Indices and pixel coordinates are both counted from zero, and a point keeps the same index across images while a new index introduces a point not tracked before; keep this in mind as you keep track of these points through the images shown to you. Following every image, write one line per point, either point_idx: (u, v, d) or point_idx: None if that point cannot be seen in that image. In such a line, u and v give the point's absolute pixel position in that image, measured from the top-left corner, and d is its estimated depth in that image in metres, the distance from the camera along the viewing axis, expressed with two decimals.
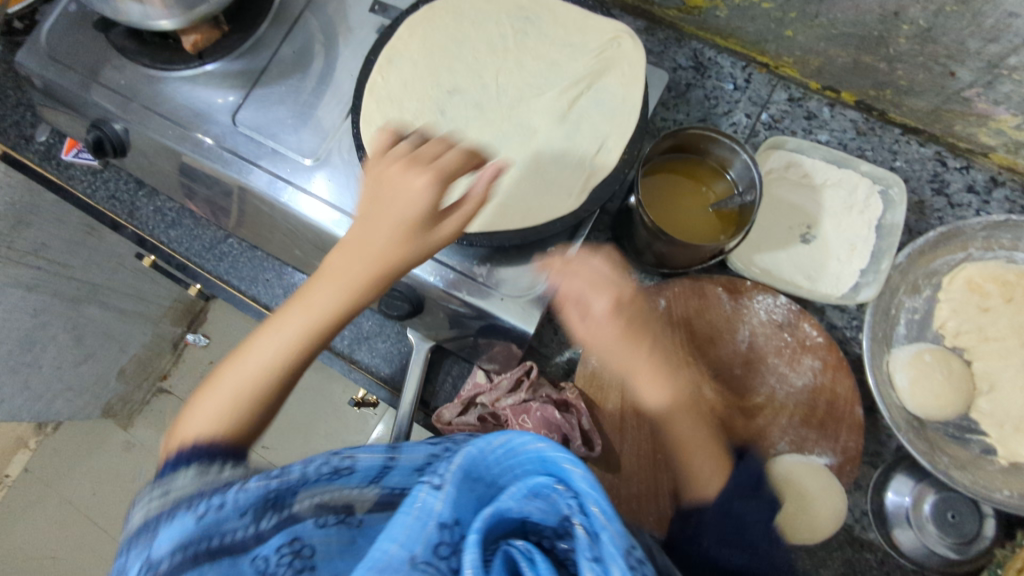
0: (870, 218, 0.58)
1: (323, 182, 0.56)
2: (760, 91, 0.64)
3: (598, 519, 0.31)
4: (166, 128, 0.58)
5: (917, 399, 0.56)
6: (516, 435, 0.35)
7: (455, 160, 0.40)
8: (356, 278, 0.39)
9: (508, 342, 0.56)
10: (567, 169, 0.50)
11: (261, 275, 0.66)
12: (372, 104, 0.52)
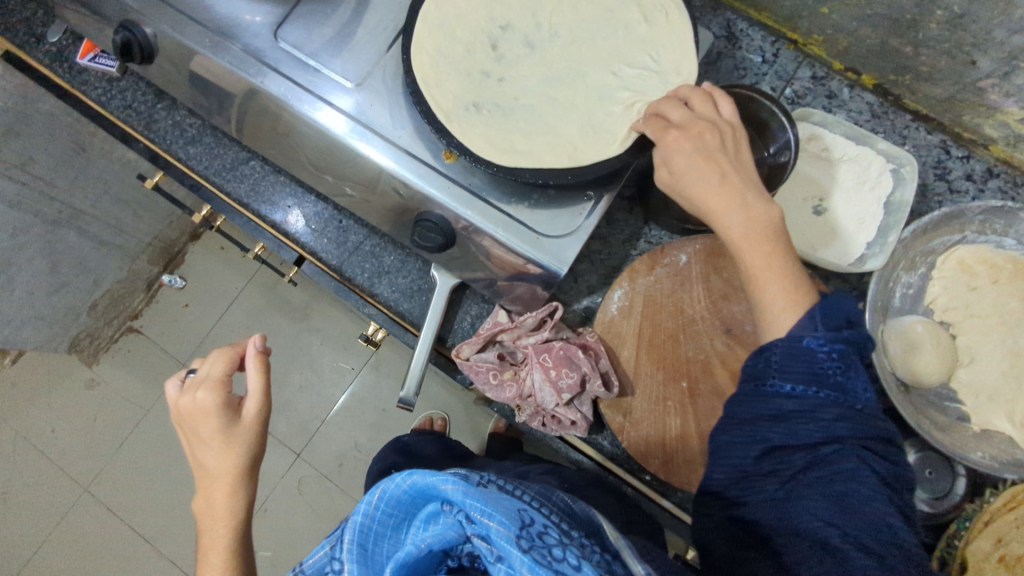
0: (880, 194, 0.61)
1: (366, 107, 0.54)
2: (786, 66, 0.67)
3: (483, 521, 0.39)
4: (192, 33, 0.54)
5: (908, 367, 0.59)
6: (386, 484, 0.43)
7: (204, 375, 0.53)
8: (226, 480, 0.50)
9: (535, 283, 0.56)
10: (613, 114, 0.52)
11: (282, 201, 0.65)
12: (425, 31, 0.53)
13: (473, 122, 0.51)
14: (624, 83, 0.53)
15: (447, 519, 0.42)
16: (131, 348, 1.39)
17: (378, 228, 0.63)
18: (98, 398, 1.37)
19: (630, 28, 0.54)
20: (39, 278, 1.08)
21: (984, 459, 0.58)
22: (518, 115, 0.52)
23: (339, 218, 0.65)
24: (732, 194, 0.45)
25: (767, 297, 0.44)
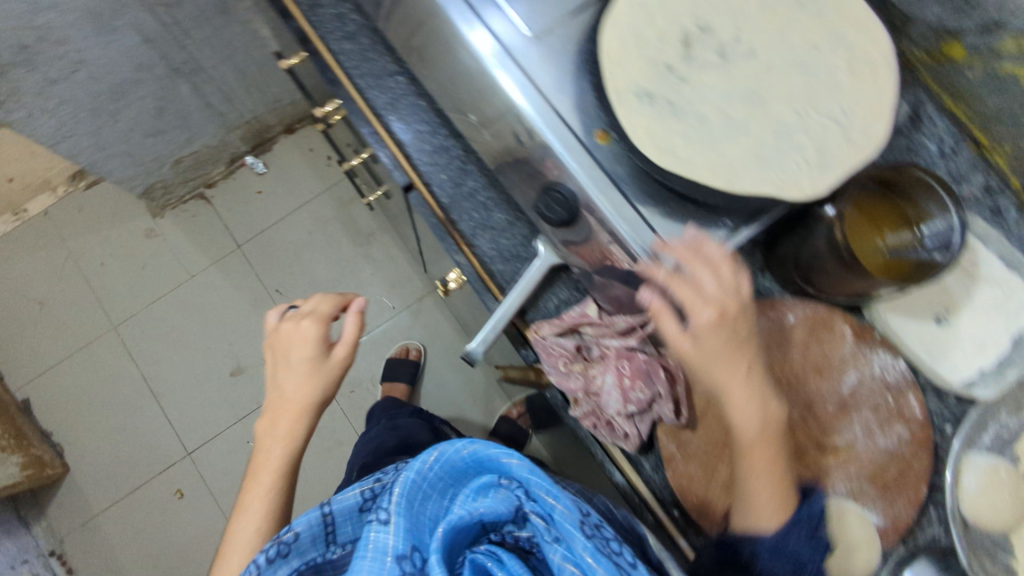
0: (1010, 328, 0.57)
1: (537, 61, 0.53)
2: (960, 166, 0.62)
3: (549, 504, 0.46)
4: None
5: (974, 506, 0.55)
6: (445, 448, 0.49)
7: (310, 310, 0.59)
8: (297, 409, 0.56)
9: (639, 288, 0.54)
10: (783, 149, 0.49)
11: (415, 123, 0.64)
12: (626, 9, 0.52)
13: (640, 112, 0.50)
14: (805, 125, 0.49)
15: (501, 494, 0.47)
16: (196, 213, 1.41)
17: (500, 183, 0.61)
18: (151, 248, 1.39)
19: (832, 75, 0.50)
20: (143, 116, 1.10)
21: None
22: (684, 120, 0.50)
23: (463, 158, 0.63)
24: (754, 397, 0.51)
25: (762, 498, 0.51)
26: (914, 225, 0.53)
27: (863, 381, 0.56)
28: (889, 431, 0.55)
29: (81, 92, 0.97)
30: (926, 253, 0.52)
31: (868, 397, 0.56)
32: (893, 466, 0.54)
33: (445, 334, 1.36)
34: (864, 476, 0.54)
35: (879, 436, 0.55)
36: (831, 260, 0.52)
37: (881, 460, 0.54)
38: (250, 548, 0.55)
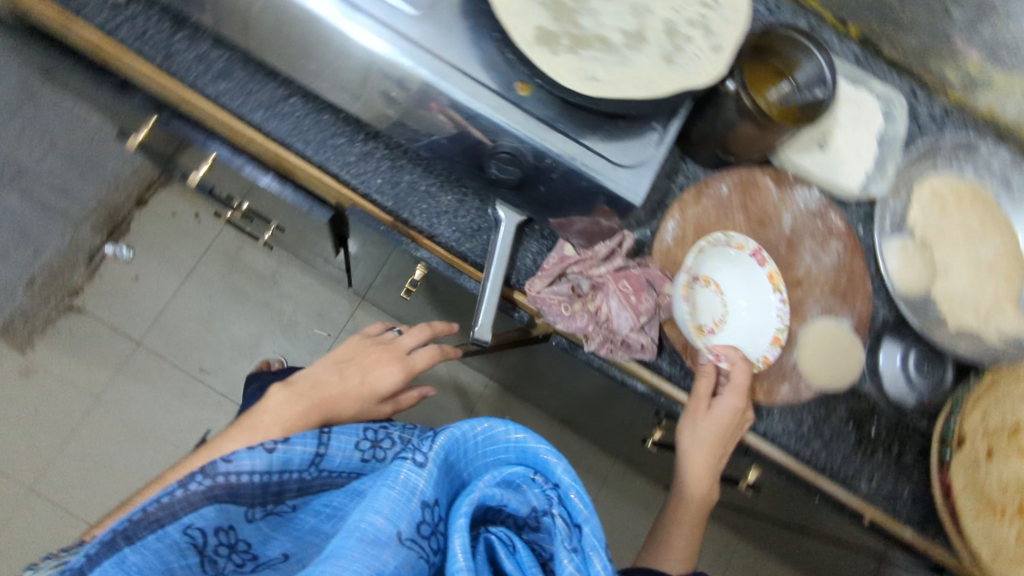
0: (874, 130, 0.69)
1: (431, 34, 0.55)
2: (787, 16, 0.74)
3: (584, 514, 0.51)
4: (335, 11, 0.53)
5: (900, 280, 0.68)
6: (502, 426, 0.55)
7: (421, 356, 0.72)
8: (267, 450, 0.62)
9: (602, 212, 0.59)
10: (666, 72, 0.55)
11: (331, 140, 0.62)
12: None
13: (553, 59, 0.53)
14: (685, 20, 0.57)
15: (536, 492, 0.53)
16: (72, 328, 1.27)
17: (439, 166, 0.63)
18: (33, 391, 1.23)
19: None
20: None
21: (967, 351, 0.67)
22: (584, 55, 0.54)
23: (392, 157, 0.63)
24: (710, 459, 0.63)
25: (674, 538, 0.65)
26: (786, 74, 0.62)
27: (796, 217, 0.68)
28: (828, 249, 0.68)
29: None
30: (808, 93, 0.61)
31: (804, 228, 0.68)
32: (842, 274, 0.68)
33: None
34: (826, 291, 0.68)
35: (823, 254, 0.68)
36: (749, 127, 0.59)
37: (831, 273, 0.68)
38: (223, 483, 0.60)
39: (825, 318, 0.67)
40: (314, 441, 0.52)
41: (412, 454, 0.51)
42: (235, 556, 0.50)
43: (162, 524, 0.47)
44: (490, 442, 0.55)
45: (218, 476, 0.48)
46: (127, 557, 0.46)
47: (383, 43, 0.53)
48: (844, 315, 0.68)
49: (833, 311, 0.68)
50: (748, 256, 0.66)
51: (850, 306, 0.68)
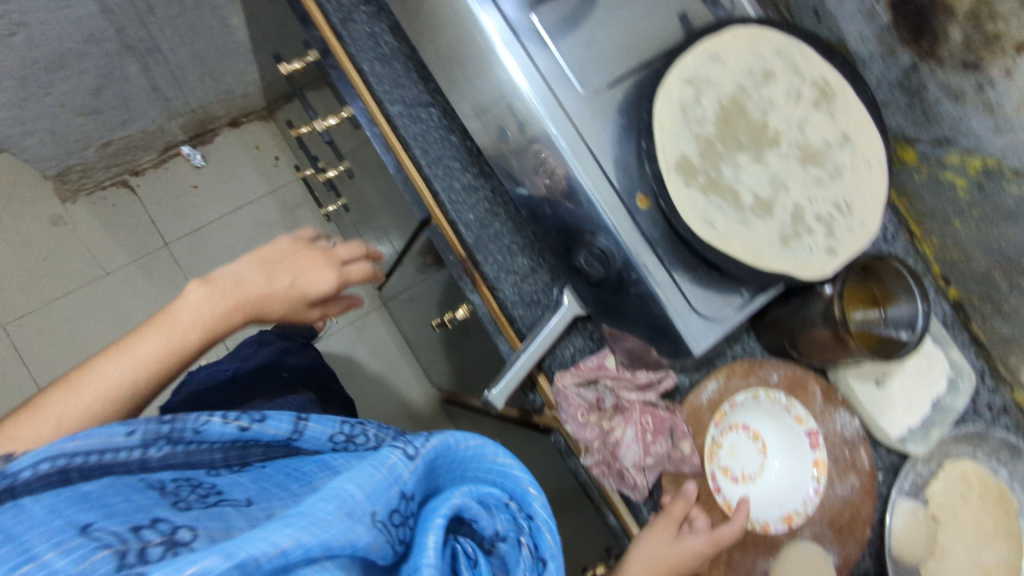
0: (933, 392, 0.69)
1: (588, 117, 0.57)
2: (898, 251, 0.75)
3: (548, 551, 0.53)
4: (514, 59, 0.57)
5: (898, 543, 0.66)
6: (489, 447, 0.55)
7: (358, 269, 0.66)
8: (168, 353, 0.54)
9: (659, 346, 0.58)
10: (777, 251, 0.56)
11: (448, 160, 0.64)
12: (674, 81, 0.57)
13: (683, 190, 0.55)
14: (814, 212, 0.58)
15: (510, 517, 0.53)
16: (119, 202, 1.29)
17: (530, 232, 0.63)
18: (53, 237, 1.24)
19: (818, 175, 0.59)
20: (79, 92, 0.99)
21: None
22: (712, 200, 0.56)
23: (493, 202, 0.64)
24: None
25: None
26: (878, 304, 0.62)
27: (827, 436, 0.66)
28: (844, 480, 0.65)
29: (17, 63, 0.85)
30: (892, 330, 0.60)
31: (830, 450, 0.65)
32: (846, 511, 0.65)
33: (386, 351, 1.40)
34: (825, 520, 0.64)
35: (837, 484, 0.65)
36: (822, 333, 0.59)
37: (837, 506, 0.64)
38: (113, 392, 0.51)
39: (811, 544, 0.63)
40: (291, 424, 0.54)
41: (404, 445, 0.51)
42: (202, 492, 0.48)
43: (112, 468, 0.46)
44: (477, 465, 0.55)
45: (179, 443, 0.49)
46: (81, 488, 0.43)
47: (534, 86, 0.57)
48: (832, 550, 0.64)
49: (822, 541, 0.64)
50: (803, 432, 0.64)
51: (841, 545, 0.64)
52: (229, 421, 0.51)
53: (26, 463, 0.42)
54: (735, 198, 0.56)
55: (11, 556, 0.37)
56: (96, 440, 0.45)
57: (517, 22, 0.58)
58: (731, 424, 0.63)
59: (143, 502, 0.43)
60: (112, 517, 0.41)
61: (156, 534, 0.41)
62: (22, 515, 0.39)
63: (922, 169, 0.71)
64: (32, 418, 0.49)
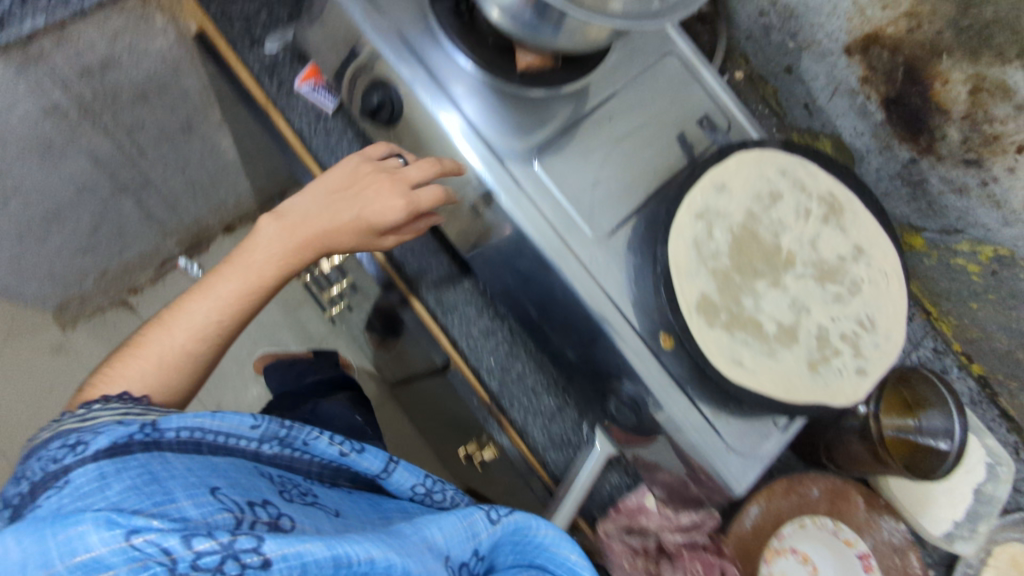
0: (972, 483, 0.69)
1: (600, 260, 0.57)
2: (916, 332, 0.75)
3: None
4: (521, 207, 0.56)
5: None
6: (563, 540, 0.54)
7: (428, 190, 0.58)
8: (238, 289, 0.58)
9: (698, 483, 0.58)
10: (807, 380, 0.56)
11: (462, 306, 0.64)
12: (686, 218, 0.56)
13: (706, 331, 0.55)
14: (838, 331, 0.58)
15: None
16: (119, 324, 1.27)
17: (553, 373, 0.64)
18: None
19: (837, 293, 0.59)
20: (75, 237, 0.99)
21: None
22: (736, 336, 0.55)
23: (512, 343, 0.64)
24: None
25: None
26: (911, 410, 0.62)
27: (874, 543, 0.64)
28: None
29: (12, 225, 0.84)
30: (929, 439, 0.60)
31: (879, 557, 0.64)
32: None
33: None
34: None
35: None
36: (858, 449, 0.59)
37: None
38: (198, 337, 0.57)
39: None
40: (383, 462, 0.59)
41: (489, 507, 0.55)
42: (299, 490, 0.54)
43: (233, 451, 0.51)
44: (551, 556, 0.54)
45: (287, 448, 0.54)
46: (212, 459, 0.49)
47: (545, 241, 0.55)
48: None
49: None
50: (853, 553, 0.64)
51: None
52: (337, 447, 0.56)
53: (173, 426, 0.49)
54: (758, 329, 0.56)
55: (156, 496, 0.43)
56: (225, 424, 0.51)
57: (519, 176, 0.57)
58: (780, 549, 0.62)
59: (260, 485, 0.50)
60: (233, 489, 0.47)
61: (266, 515, 0.47)
62: (169, 465, 0.46)
63: (932, 255, 0.71)
64: (130, 363, 0.56)
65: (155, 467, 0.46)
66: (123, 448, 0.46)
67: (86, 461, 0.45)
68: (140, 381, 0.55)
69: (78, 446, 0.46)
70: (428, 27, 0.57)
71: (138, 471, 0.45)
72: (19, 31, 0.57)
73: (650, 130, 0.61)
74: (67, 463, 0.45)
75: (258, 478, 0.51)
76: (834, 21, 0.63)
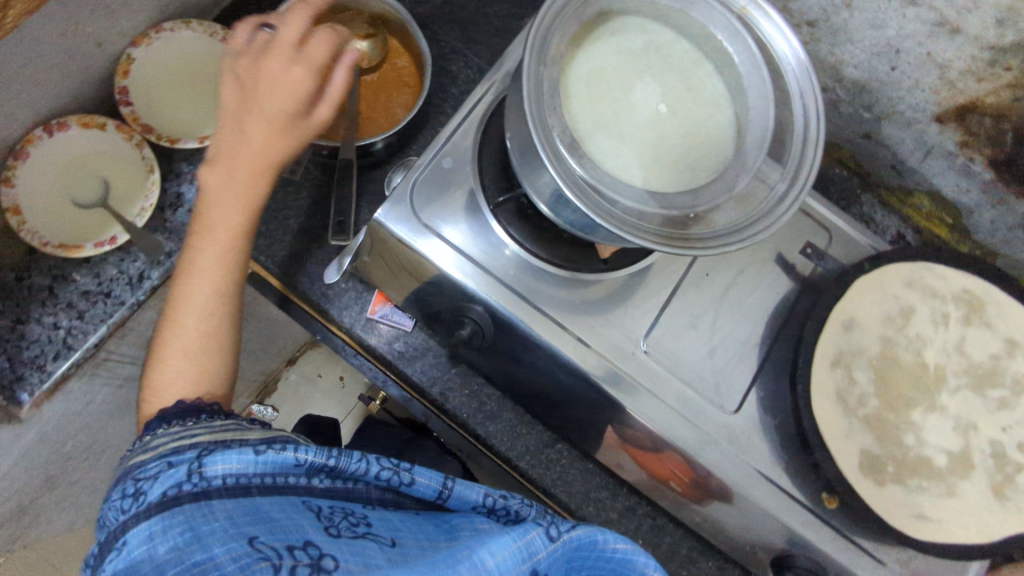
0: None
1: (739, 435, 0.54)
2: None
3: None
4: (651, 406, 0.53)
5: None
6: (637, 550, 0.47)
7: (318, 41, 0.48)
8: (226, 244, 0.52)
9: None
10: (999, 511, 0.51)
11: (595, 491, 0.62)
12: (821, 371, 0.53)
13: (872, 490, 0.51)
14: (1018, 444, 0.52)
15: None
16: None
17: (706, 535, 0.63)
18: None
19: (1005, 400, 0.53)
20: None
21: None
22: (906, 485, 0.52)
23: (655, 514, 0.63)
24: None
25: None
26: None
27: None
28: None
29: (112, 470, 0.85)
30: None
31: None
32: None
33: None
34: None
35: None
36: None
37: None
38: (199, 344, 0.52)
39: None
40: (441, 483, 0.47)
41: (548, 523, 0.45)
42: (351, 522, 0.43)
43: (285, 492, 0.42)
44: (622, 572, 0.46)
45: (340, 477, 0.45)
46: (260, 501, 0.40)
47: (681, 434, 0.53)
48: None
49: None
50: None
51: None
52: (385, 466, 0.46)
53: (220, 466, 0.40)
54: (925, 468, 0.52)
55: (195, 556, 0.35)
56: (273, 465, 0.42)
57: (636, 372, 0.53)
58: None
59: (302, 523, 0.39)
60: (275, 534, 0.37)
61: (304, 556, 0.36)
62: (216, 511, 0.38)
63: None
64: (166, 365, 0.51)
65: (197, 519, 0.38)
66: (174, 503, 0.39)
67: (138, 516, 0.38)
68: (169, 384, 0.51)
69: (139, 495, 0.40)
70: (470, 198, 0.53)
71: (183, 529, 0.37)
72: (85, 343, 0.63)
73: (750, 274, 0.57)
74: (125, 522, 0.39)
75: (299, 512, 0.41)
76: (917, 94, 0.57)
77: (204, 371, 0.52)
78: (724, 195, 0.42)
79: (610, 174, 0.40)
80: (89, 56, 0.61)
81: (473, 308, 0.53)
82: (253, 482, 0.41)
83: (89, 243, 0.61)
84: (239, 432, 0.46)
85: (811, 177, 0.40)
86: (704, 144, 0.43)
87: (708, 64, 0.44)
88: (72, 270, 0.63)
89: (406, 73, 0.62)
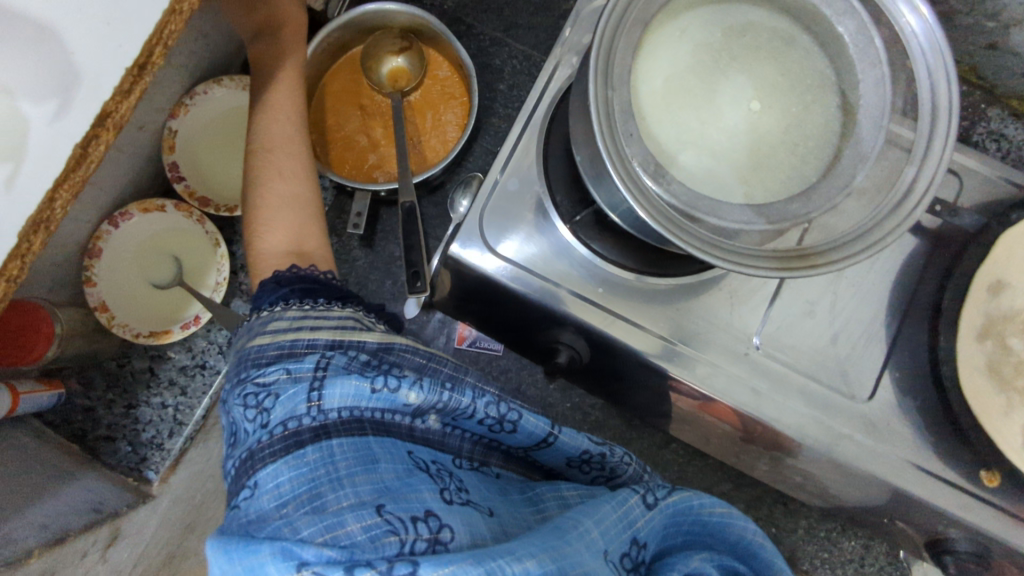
0: None
1: (876, 424, 0.49)
2: None
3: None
4: (769, 405, 0.49)
5: None
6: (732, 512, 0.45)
7: None
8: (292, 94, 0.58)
9: None
10: None
11: (717, 485, 0.66)
12: (966, 344, 0.46)
13: None
14: None
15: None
16: None
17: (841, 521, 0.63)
18: None
19: None
20: None
21: None
22: None
23: (783, 500, 0.65)
24: None
25: None
26: None
27: None
28: None
29: None
30: None
31: None
32: None
33: None
34: None
35: None
36: None
37: None
38: (287, 186, 0.56)
39: None
40: (547, 430, 0.43)
41: (643, 489, 0.43)
42: (454, 483, 0.39)
43: (392, 432, 0.39)
44: (714, 533, 0.45)
45: (441, 423, 0.42)
46: (374, 447, 0.37)
47: (807, 432, 0.49)
48: None
49: None
50: None
51: None
52: (493, 410, 0.41)
53: (338, 398, 0.37)
54: None
55: (323, 516, 0.32)
56: (383, 403, 0.38)
57: (753, 374, 0.49)
58: None
59: (418, 488, 0.35)
60: (398, 501, 0.33)
61: (426, 529, 0.32)
62: (339, 464, 0.35)
63: None
64: (262, 209, 0.54)
65: (322, 474, 0.34)
66: (295, 440, 0.36)
67: (267, 451, 0.36)
68: (272, 231, 0.54)
69: (263, 412, 0.38)
70: (541, 212, 0.50)
71: (308, 486, 0.34)
72: (193, 417, 0.71)
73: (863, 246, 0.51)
74: (252, 451, 0.36)
75: (405, 461, 0.37)
76: None
77: (297, 220, 0.55)
78: (839, 194, 0.36)
79: (706, 197, 0.35)
80: (136, 141, 0.63)
81: (573, 338, 0.51)
82: (369, 401, 0.38)
83: (176, 327, 0.65)
84: (356, 333, 0.43)
85: (939, 166, 0.35)
86: (806, 134, 0.37)
87: (804, 36, 0.38)
88: (166, 349, 0.70)
89: (450, 84, 0.66)
